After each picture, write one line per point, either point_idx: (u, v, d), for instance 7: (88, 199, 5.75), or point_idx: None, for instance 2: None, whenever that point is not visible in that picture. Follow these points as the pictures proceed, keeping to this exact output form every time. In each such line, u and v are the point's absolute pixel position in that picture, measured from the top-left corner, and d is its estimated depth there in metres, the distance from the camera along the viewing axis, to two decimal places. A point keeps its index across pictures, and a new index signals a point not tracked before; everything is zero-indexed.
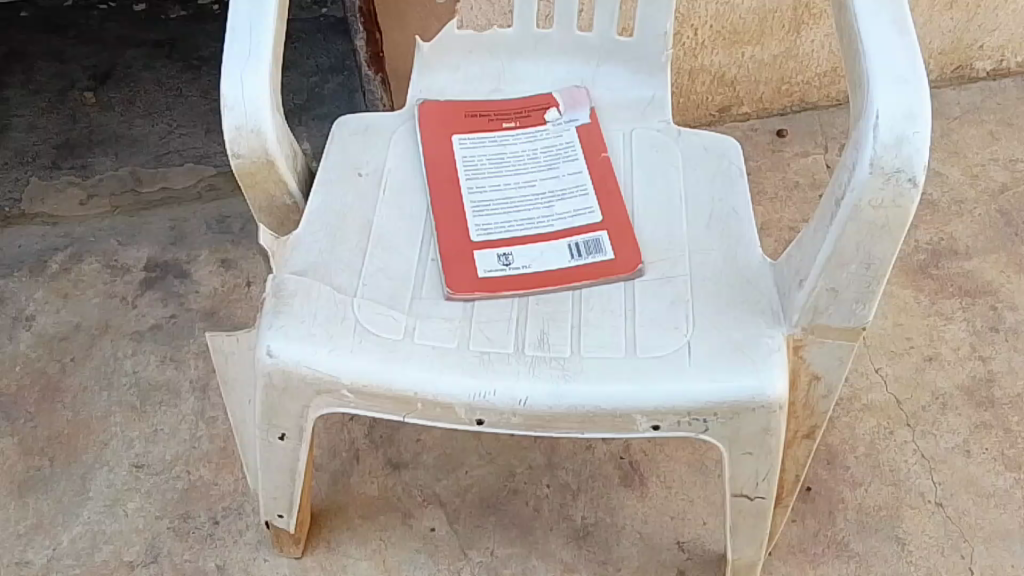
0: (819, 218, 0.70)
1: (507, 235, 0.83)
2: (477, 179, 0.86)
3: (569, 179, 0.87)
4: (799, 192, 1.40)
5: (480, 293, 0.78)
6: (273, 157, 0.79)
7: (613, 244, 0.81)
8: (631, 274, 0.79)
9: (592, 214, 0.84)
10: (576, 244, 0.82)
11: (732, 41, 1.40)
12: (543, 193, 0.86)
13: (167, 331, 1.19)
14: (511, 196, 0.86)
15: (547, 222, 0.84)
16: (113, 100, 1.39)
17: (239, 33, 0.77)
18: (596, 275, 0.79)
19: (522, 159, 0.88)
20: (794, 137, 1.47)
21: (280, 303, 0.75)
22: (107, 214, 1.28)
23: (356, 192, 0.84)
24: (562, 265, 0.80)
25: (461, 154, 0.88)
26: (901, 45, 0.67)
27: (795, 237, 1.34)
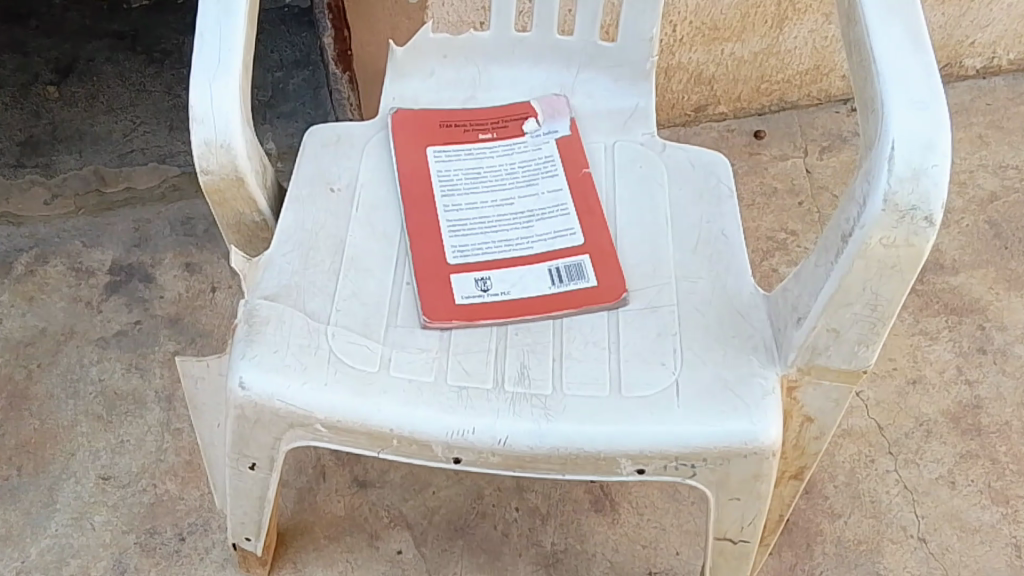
0: (821, 254, 0.67)
1: (484, 258, 0.79)
2: (453, 195, 0.82)
3: (549, 196, 0.83)
4: (777, 199, 1.39)
5: (456, 322, 0.75)
6: (244, 174, 0.73)
7: (595, 271, 0.79)
8: (615, 303, 0.77)
9: (573, 236, 0.81)
10: (557, 269, 0.79)
11: (711, 37, 1.37)
12: (523, 212, 0.82)
13: (132, 338, 1.16)
14: (488, 215, 0.82)
15: (527, 244, 0.80)
16: (77, 94, 1.34)
17: (206, 38, 0.70)
18: (577, 304, 0.77)
19: (500, 173, 0.84)
20: (772, 139, 1.46)
21: (253, 331, 0.70)
22: (70, 214, 1.24)
23: (325, 207, 0.79)
24: (542, 292, 0.77)
25: (436, 168, 0.83)
26: (917, 65, 0.62)
27: (772, 249, 1.33)
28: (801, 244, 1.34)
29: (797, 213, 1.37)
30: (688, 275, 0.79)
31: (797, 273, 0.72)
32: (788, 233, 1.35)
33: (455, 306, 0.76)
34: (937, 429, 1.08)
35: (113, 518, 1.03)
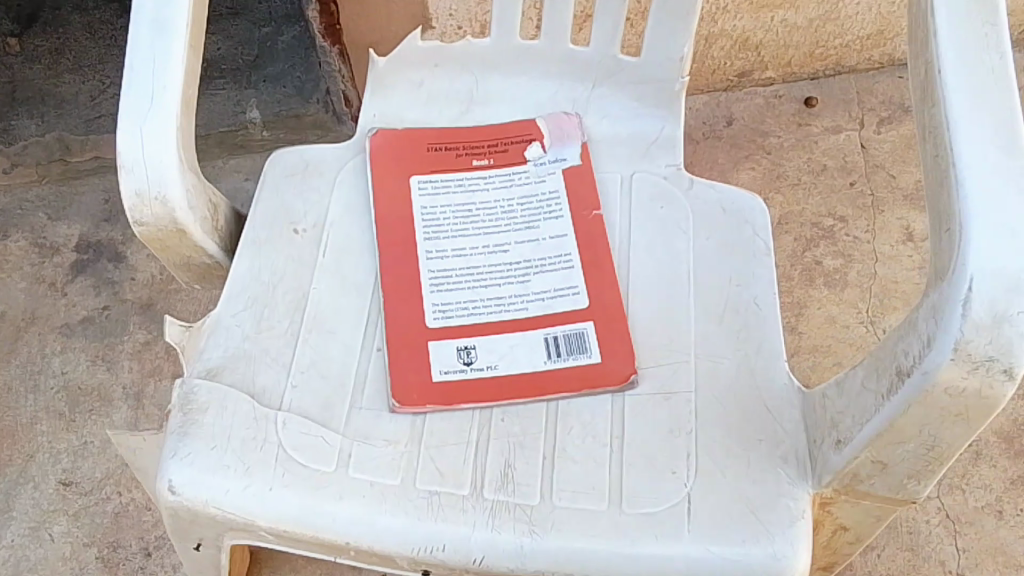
0: (871, 379, 0.58)
1: (470, 320, 0.68)
2: (438, 238, 0.71)
3: (551, 243, 0.71)
4: (826, 176, 1.27)
5: (431, 404, 0.64)
6: (186, 226, 0.61)
7: (600, 343, 0.68)
8: (620, 386, 0.66)
9: (576, 296, 0.69)
10: (555, 338, 0.68)
11: (760, 5, 1.21)
12: (519, 262, 0.70)
13: (100, 326, 1.06)
14: (478, 265, 0.70)
15: (522, 303, 0.69)
16: (40, 50, 1.22)
17: (138, 70, 0.58)
18: (576, 384, 0.66)
19: (495, 211, 0.72)
20: (825, 106, 1.32)
21: (189, 419, 0.60)
22: (34, 183, 1.15)
23: (286, 253, 0.67)
24: (536, 367, 0.66)
25: (421, 204, 0.72)
26: (1007, 177, 0.51)
27: (818, 237, 1.22)
28: (851, 233, 1.23)
29: (848, 195, 1.25)
30: (712, 354, 0.68)
31: (842, 382, 0.62)
32: (837, 218, 1.24)
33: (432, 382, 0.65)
34: (990, 453, 0.98)
35: (71, 531, 0.96)
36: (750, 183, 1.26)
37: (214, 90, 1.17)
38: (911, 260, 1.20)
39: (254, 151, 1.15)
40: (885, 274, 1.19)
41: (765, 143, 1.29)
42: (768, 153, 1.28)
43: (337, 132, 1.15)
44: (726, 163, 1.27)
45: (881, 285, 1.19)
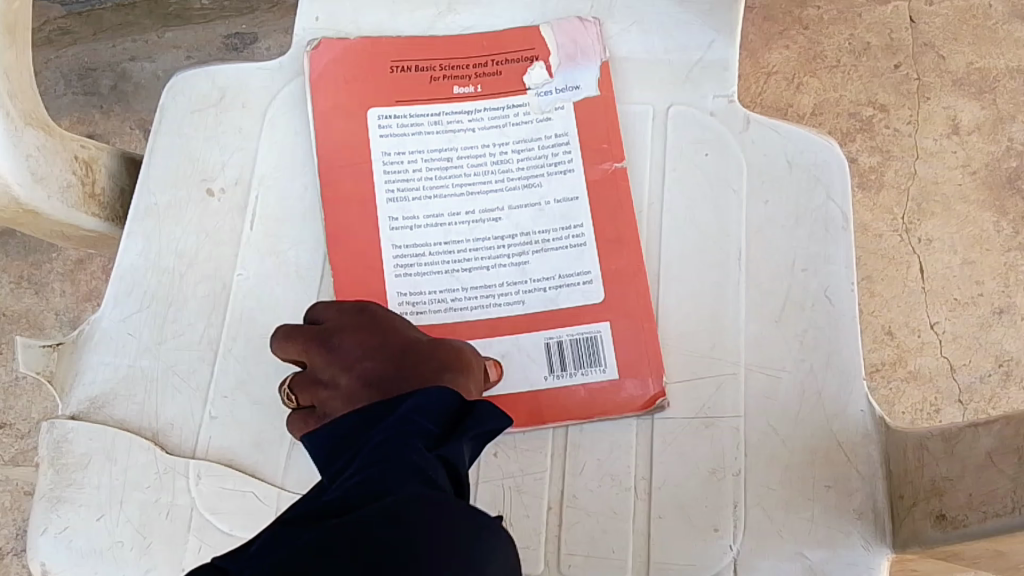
0: (1007, 457, 0.40)
1: (447, 318, 0.52)
2: (407, 199, 0.53)
3: (555, 208, 0.53)
4: (869, 58, 1.00)
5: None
6: (35, 203, 0.45)
7: (618, 354, 0.51)
8: (645, 409, 0.50)
9: (591, 291, 0.52)
10: (559, 344, 0.51)
11: None
12: (514, 236, 0.53)
13: (22, 240, 0.91)
14: (460, 238, 0.53)
15: (516, 295, 0.52)
16: None
17: None
18: (588, 412, 0.50)
19: (482, 162, 0.54)
20: None
21: (66, 481, 0.48)
22: None
23: (199, 226, 0.52)
24: (534, 387, 0.51)
25: (382, 149, 0.53)
26: None
27: (853, 127, 0.98)
28: (892, 124, 0.98)
29: (891, 79, 0.99)
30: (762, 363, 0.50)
31: (952, 438, 0.45)
32: (877, 107, 0.99)
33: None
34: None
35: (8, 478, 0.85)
36: (781, 66, 1.00)
37: None
38: (955, 156, 0.97)
39: (196, 24, 0.95)
40: (924, 174, 0.97)
41: (803, 16, 1.01)
42: (805, 28, 1.01)
43: None
44: (756, 40, 1.01)
45: (919, 187, 0.97)
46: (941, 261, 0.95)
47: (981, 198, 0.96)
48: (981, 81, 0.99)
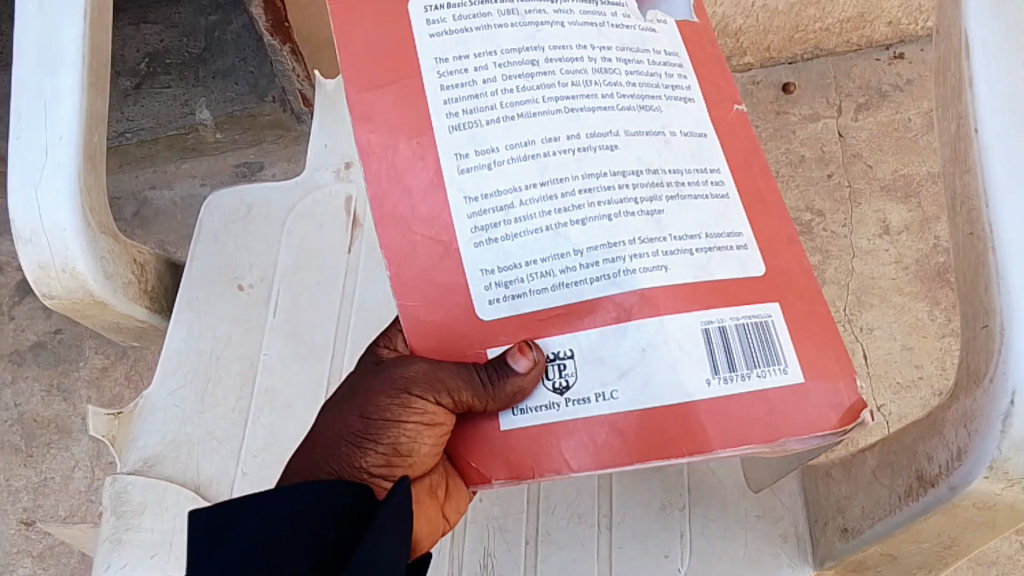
0: (885, 471, 0.51)
1: (558, 299, 0.41)
2: (478, 125, 0.41)
3: (682, 142, 0.43)
4: (804, 169, 1.16)
5: (497, 475, 0.41)
6: (104, 296, 0.55)
7: (798, 349, 0.40)
8: (843, 426, 0.39)
9: (750, 258, 0.42)
10: (727, 334, 0.40)
11: None
12: (640, 170, 0.41)
13: (52, 351, 1.13)
14: (561, 176, 0.40)
15: (657, 254, 0.40)
16: None
17: (29, 119, 0.52)
18: (770, 428, 0.39)
19: (587, 66, 0.42)
20: (802, 93, 1.19)
21: (124, 526, 0.56)
22: None
23: (232, 316, 0.62)
24: (692, 398, 0.39)
25: (434, 56, 0.42)
26: None
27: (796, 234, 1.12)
28: (829, 228, 1.13)
29: (825, 185, 1.15)
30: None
31: (847, 463, 0.55)
32: (815, 212, 1.14)
33: (498, 429, 0.42)
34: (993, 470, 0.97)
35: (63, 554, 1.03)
36: None
37: (160, 88, 1.17)
38: (888, 254, 1.10)
39: (210, 154, 1.21)
40: (862, 270, 1.10)
41: None
42: None
43: (296, 131, 1.19)
44: None
45: (858, 282, 1.10)
46: (882, 348, 1.07)
47: (915, 290, 1.08)
48: (906, 187, 1.13)
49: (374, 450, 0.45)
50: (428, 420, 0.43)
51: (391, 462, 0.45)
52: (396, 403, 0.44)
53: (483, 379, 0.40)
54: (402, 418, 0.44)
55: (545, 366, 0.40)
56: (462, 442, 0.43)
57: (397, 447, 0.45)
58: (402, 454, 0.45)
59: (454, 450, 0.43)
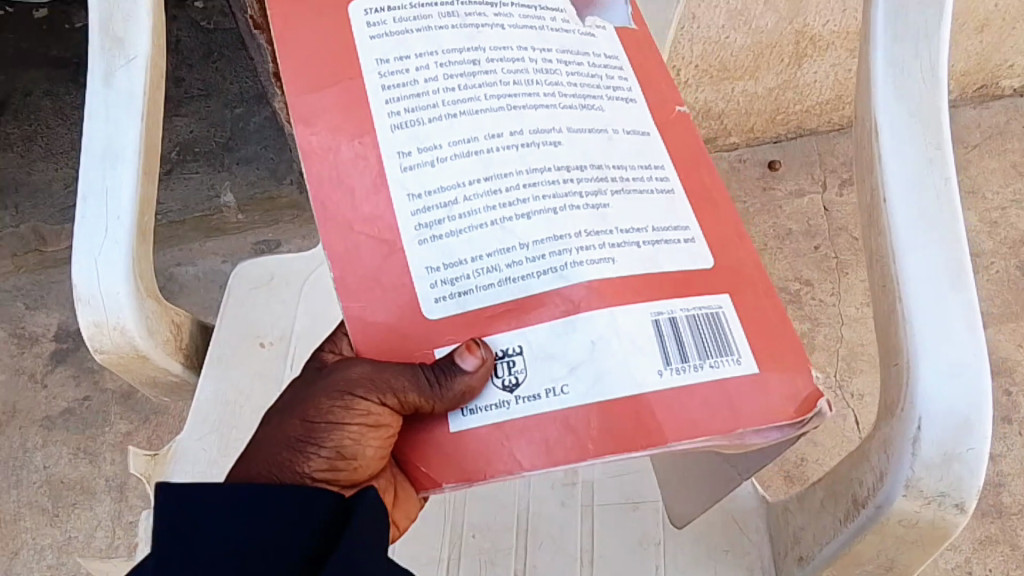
0: (831, 500, 0.56)
1: (504, 295, 0.45)
2: (420, 125, 0.48)
3: (623, 139, 0.50)
4: (804, 246, 1.34)
5: (447, 479, 0.45)
6: (146, 350, 0.63)
7: (749, 344, 0.45)
8: (799, 417, 0.43)
9: (702, 251, 0.48)
10: (672, 326, 0.44)
11: (723, 77, 1.34)
12: (586, 167, 0.48)
13: (80, 417, 1.24)
14: (505, 170, 0.46)
15: (603, 246, 0.45)
16: (11, 136, 1.44)
17: (91, 199, 0.61)
18: (732, 419, 0.43)
19: (526, 69, 0.49)
20: (787, 170, 1.43)
21: None
22: (11, 273, 1.37)
23: (252, 369, 0.71)
24: (642, 387, 0.43)
25: (376, 60, 0.49)
26: (951, 296, 0.49)
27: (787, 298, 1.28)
28: None
29: (812, 257, 1.35)
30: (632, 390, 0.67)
31: (801, 497, 0.61)
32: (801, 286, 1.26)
33: (448, 431, 0.45)
34: None
35: None
36: None
37: (189, 173, 1.34)
38: None
39: (232, 233, 1.34)
40: None
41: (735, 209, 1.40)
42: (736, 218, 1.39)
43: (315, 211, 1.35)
44: None
45: None
46: None
47: None
48: None
49: (318, 454, 0.47)
50: (373, 422, 0.46)
51: (335, 466, 0.47)
52: (340, 405, 0.46)
53: (433, 377, 0.44)
54: (346, 421, 0.46)
55: (494, 364, 0.44)
56: (412, 445, 0.46)
57: (341, 450, 0.47)
58: (346, 456, 0.47)
59: (402, 453, 0.47)
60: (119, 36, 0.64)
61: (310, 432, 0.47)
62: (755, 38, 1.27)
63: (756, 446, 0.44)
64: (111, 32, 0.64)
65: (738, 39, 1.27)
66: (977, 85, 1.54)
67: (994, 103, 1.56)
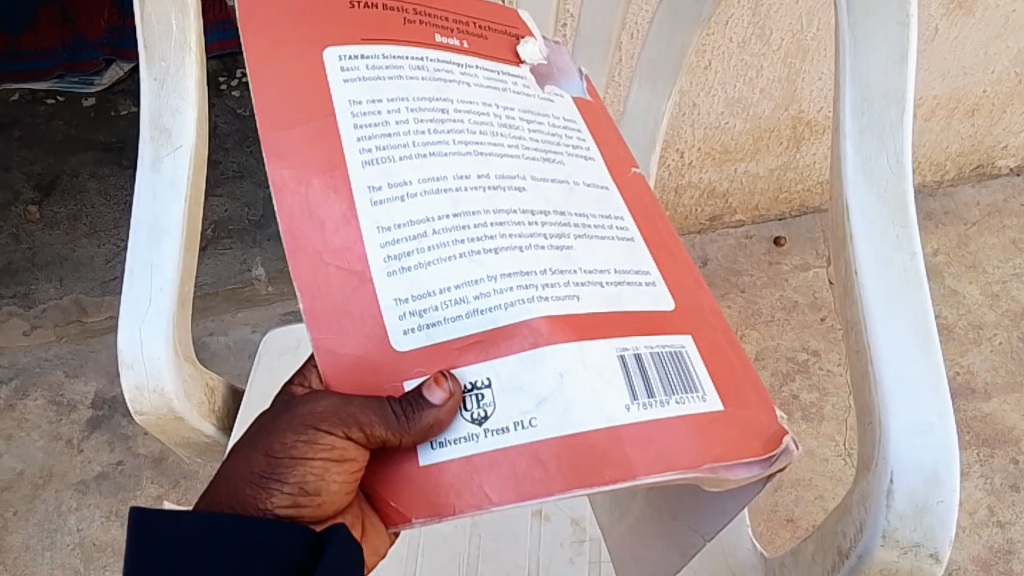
0: (820, 555, 0.59)
1: (473, 327, 0.48)
2: (390, 162, 0.53)
3: (582, 190, 0.57)
4: (798, 312, 1.50)
5: (416, 514, 0.45)
6: (182, 412, 0.68)
7: (713, 384, 0.49)
8: (766, 454, 0.46)
9: (662, 295, 0.54)
10: (635, 364, 0.48)
11: (723, 159, 1.50)
12: (551, 213, 0.54)
13: (113, 481, 1.38)
14: (473, 208, 0.52)
15: (569, 285, 0.50)
16: (59, 216, 1.65)
17: (136, 274, 0.67)
18: (706, 449, 0.45)
19: (491, 123, 0.57)
20: (792, 245, 1.59)
21: None
22: (53, 343, 1.54)
23: None
24: (612, 423, 0.45)
25: (348, 100, 0.54)
26: (915, 360, 0.56)
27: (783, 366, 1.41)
28: None
29: (819, 329, 1.48)
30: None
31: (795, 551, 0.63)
32: None
33: (416, 465, 0.46)
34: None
35: None
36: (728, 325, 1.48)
37: (223, 249, 1.53)
38: None
39: (260, 303, 1.50)
40: None
41: (739, 282, 1.54)
42: (742, 290, 1.52)
43: None
44: None
45: None
46: None
47: None
48: None
49: (281, 490, 0.48)
50: (337, 456, 0.47)
51: (298, 502, 0.48)
52: (303, 439, 0.47)
53: (400, 411, 0.45)
54: (309, 456, 0.47)
55: (464, 397, 0.46)
56: (383, 481, 0.47)
57: (303, 486, 0.48)
58: (309, 492, 0.48)
59: (375, 490, 0.47)
60: (167, 126, 0.70)
61: (272, 468, 0.48)
62: (754, 123, 1.44)
63: (730, 483, 0.46)
64: (158, 121, 0.70)
65: (736, 126, 1.44)
66: (973, 164, 1.64)
67: (993, 181, 1.67)
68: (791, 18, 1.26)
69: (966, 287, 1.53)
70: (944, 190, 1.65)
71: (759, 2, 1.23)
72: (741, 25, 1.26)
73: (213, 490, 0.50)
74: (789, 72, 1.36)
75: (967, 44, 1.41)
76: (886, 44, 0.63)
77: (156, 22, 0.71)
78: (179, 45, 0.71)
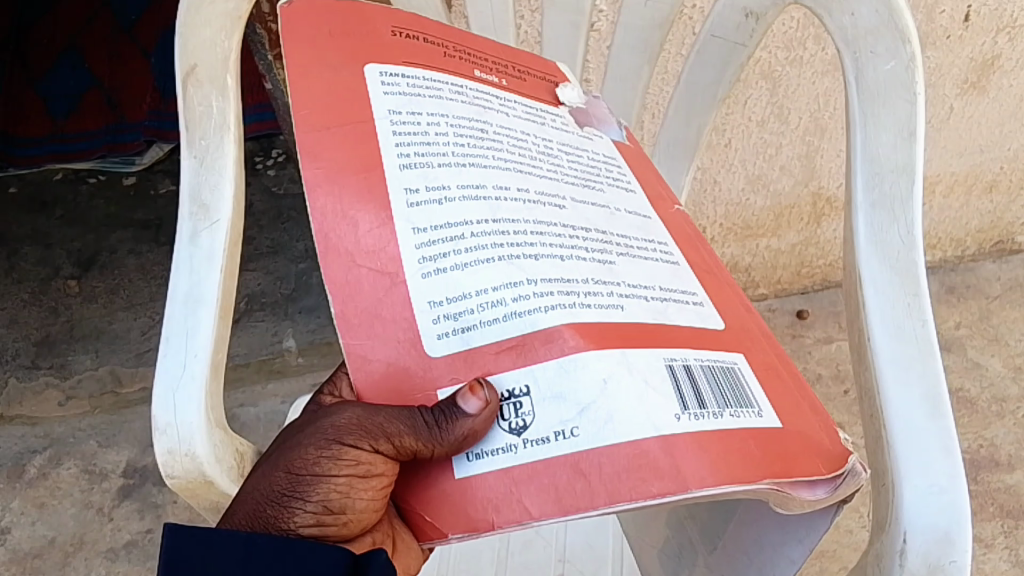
0: None
1: (511, 330, 0.48)
2: (428, 166, 0.53)
3: (623, 215, 0.60)
4: (821, 384, 1.51)
5: (452, 530, 0.46)
6: (213, 475, 0.67)
7: (771, 404, 0.50)
8: (833, 473, 0.47)
9: (711, 314, 0.56)
10: (685, 374, 0.48)
11: (744, 234, 1.55)
12: (595, 232, 0.56)
13: (141, 548, 1.41)
14: (512, 218, 0.52)
15: (613, 295, 0.51)
16: (96, 290, 1.71)
17: (173, 343, 0.70)
18: (763, 464, 0.46)
19: (530, 150, 0.58)
20: (816, 318, 1.61)
21: None
22: (86, 413, 1.57)
23: None
24: (662, 430, 0.45)
25: (388, 108, 0.55)
26: (928, 434, 0.58)
27: None
28: None
29: (842, 402, 1.48)
30: (645, 539, 0.78)
31: None
32: None
33: (453, 478, 0.47)
34: None
35: None
36: None
37: (256, 320, 1.60)
38: None
39: (291, 374, 1.55)
40: None
41: None
42: None
43: None
44: None
45: None
46: None
47: None
48: None
49: (305, 508, 0.51)
50: (362, 472, 0.50)
51: (322, 520, 0.51)
52: (327, 455, 0.51)
53: (433, 421, 0.46)
54: (334, 472, 0.51)
55: (500, 406, 0.46)
56: (417, 495, 0.48)
57: (327, 503, 0.51)
58: (333, 510, 0.51)
59: (408, 503, 0.49)
60: (206, 202, 0.75)
61: (295, 486, 0.51)
62: (773, 200, 1.48)
63: (796, 504, 0.47)
64: (197, 199, 0.75)
65: (756, 204, 1.49)
66: (992, 240, 1.66)
67: (1015, 256, 1.68)
68: (807, 96, 1.30)
69: (989, 359, 1.54)
70: (965, 265, 1.67)
71: (774, 83, 1.28)
72: (759, 105, 1.31)
73: (235, 511, 0.53)
74: (807, 149, 1.40)
75: (980, 122, 1.45)
76: (895, 122, 0.66)
77: (198, 104, 0.75)
78: (219, 125, 0.76)
